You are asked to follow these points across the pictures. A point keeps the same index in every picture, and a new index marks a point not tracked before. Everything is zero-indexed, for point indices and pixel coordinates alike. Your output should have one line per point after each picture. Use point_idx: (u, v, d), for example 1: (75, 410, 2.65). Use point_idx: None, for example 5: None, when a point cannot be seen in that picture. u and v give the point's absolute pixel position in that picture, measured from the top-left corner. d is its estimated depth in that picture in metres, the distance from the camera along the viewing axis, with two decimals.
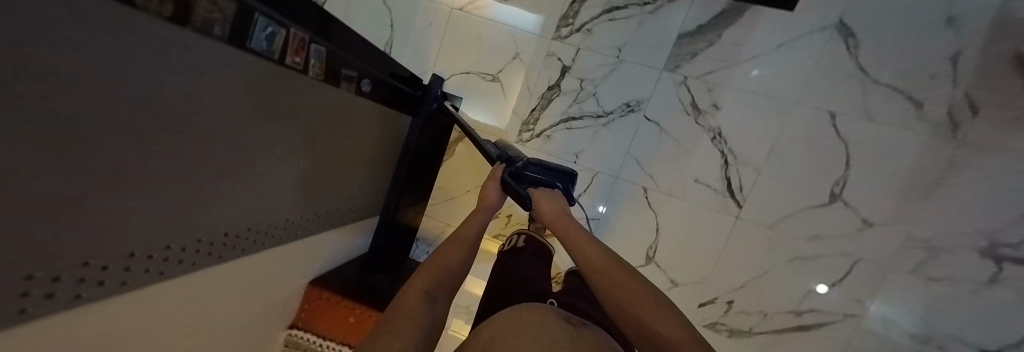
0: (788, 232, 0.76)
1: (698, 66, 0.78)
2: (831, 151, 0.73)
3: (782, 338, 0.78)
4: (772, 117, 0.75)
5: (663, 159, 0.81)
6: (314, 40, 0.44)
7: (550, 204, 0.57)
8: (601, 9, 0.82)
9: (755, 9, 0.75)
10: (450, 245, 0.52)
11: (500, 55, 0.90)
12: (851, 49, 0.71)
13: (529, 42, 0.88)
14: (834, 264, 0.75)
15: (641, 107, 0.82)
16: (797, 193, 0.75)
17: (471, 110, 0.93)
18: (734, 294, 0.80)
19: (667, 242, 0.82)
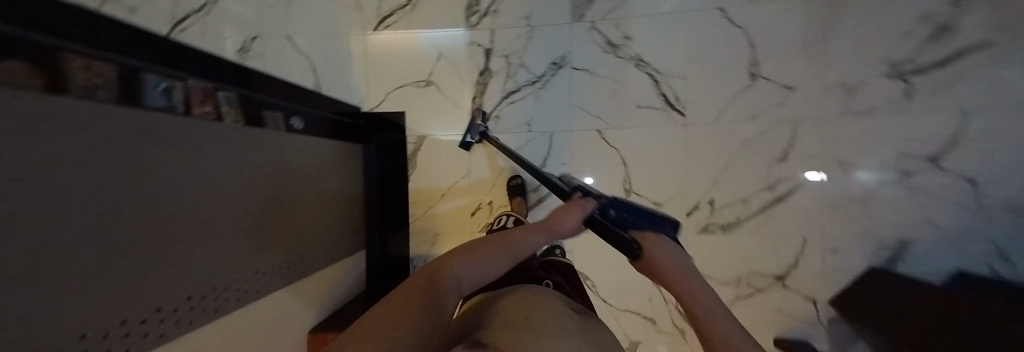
0: (733, 121, 0.83)
1: (599, 9, 0.87)
2: (732, 37, 0.82)
3: (766, 216, 0.83)
4: (678, 29, 0.83)
5: (602, 97, 0.88)
6: (218, 87, 0.47)
7: (672, 258, 0.45)
8: None
9: None
10: (462, 251, 0.45)
11: (427, 60, 0.95)
12: None
13: (448, 40, 0.94)
14: (783, 132, 0.81)
15: (565, 57, 0.89)
16: (724, 83, 0.83)
17: (416, 121, 0.97)
18: (713, 192, 0.85)
19: (636, 169, 0.88)
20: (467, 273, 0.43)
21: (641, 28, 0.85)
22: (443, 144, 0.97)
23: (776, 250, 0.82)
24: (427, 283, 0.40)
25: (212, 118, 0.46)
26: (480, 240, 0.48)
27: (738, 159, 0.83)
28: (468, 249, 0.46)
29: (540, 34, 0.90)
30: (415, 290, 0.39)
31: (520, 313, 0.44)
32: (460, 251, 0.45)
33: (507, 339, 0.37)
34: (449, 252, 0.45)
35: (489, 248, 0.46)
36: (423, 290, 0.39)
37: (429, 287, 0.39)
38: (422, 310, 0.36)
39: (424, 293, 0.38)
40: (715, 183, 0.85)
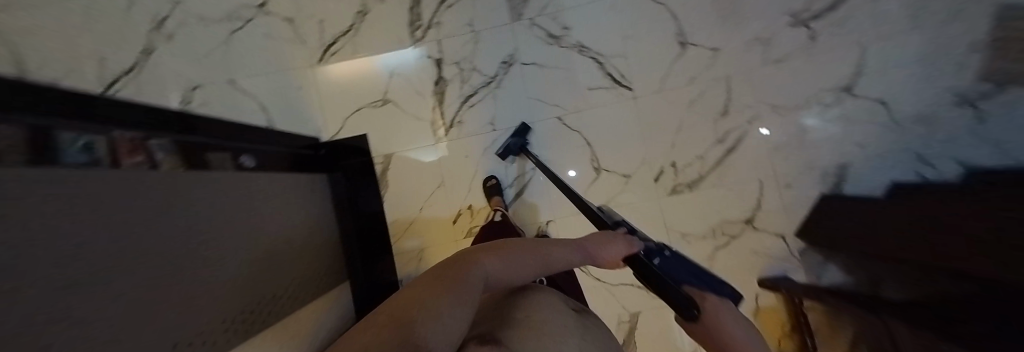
0: (723, 209, 0.99)
1: (598, 44, 1.04)
2: (731, 125, 0.99)
3: (738, 243, 0.98)
4: (682, 101, 1.01)
5: (634, 158, 1.04)
6: (146, 135, 0.52)
7: (733, 330, 0.42)
8: (512, 19, 1.06)
9: None
10: (487, 254, 0.46)
11: (495, 70, 1.08)
12: (672, 46, 1.01)
13: (488, 60, 1.08)
14: (772, 231, 0.97)
15: (613, 110, 1.05)
16: (732, 171, 0.99)
17: (461, 125, 1.11)
18: (702, 244, 1.00)
19: (632, 207, 1.03)
20: (491, 266, 0.45)
21: (680, 105, 1.02)
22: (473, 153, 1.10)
23: (749, 265, 0.98)
24: (457, 265, 0.40)
25: (149, 167, 0.48)
26: (505, 244, 0.51)
27: (733, 243, 0.99)
28: (495, 251, 0.48)
29: (600, 88, 1.05)
30: (449, 269, 0.39)
31: (529, 310, 0.45)
32: (489, 250, 0.47)
33: (521, 333, 0.37)
34: (479, 250, 0.47)
35: (515, 256, 0.49)
36: (453, 271, 0.38)
37: (460, 267, 0.40)
38: (461, 282, 0.36)
39: (459, 270, 0.39)
40: (710, 259, 0.99)
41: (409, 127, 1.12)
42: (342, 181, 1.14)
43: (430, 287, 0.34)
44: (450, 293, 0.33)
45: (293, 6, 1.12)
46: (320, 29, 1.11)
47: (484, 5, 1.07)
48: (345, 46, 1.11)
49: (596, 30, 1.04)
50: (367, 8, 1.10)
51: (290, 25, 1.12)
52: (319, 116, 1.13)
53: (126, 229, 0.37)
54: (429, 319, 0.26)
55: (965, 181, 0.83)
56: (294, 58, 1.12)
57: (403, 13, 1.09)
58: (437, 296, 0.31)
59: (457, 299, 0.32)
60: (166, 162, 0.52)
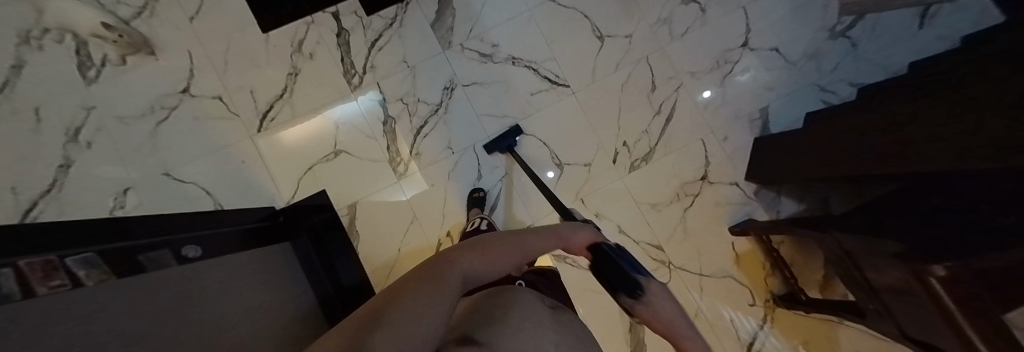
0: (680, 173, 1.06)
1: (527, 54, 1.12)
2: (663, 95, 1.08)
3: (702, 202, 1.05)
4: (615, 85, 1.10)
5: (589, 147, 1.09)
6: (61, 255, 0.48)
7: (667, 310, 0.45)
8: (442, 48, 1.11)
9: (464, 7, 1.12)
10: (468, 251, 0.37)
11: (438, 97, 1.12)
12: (591, 40, 1.11)
13: (431, 91, 1.11)
14: (725, 182, 1.05)
15: (558, 109, 1.11)
16: (675, 137, 1.07)
17: (422, 156, 1.11)
18: (673, 208, 1.05)
19: (600, 193, 1.07)
20: (472, 262, 0.36)
21: (614, 90, 1.10)
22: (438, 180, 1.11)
23: (719, 218, 1.04)
24: (427, 266, 0.31)
25: (71, 284, 0.44)
26: (484, 238, 0.43)
27: (697, 201, 1.05)
28: (473, 245, 0.40)
29: (540, 91, 1.11)
30: (419, 271, 0.30)
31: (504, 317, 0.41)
32: (467, 246, 0.39)
33: (500, 338, 0.35)
34: (453, 247, 0.38)
35: (495, 248, 0.41)
36: (430, 270, 0.30)
37: (433, 268, 0.31)
38: (436, 285, 0.28)
39: (432, 271, 0.30)
40: (682, 221, 1.04)
41: (369, 172, 1.10)
42: (307, 244, 1.07)
43: (402, 293, 0.25)
44: (424, 296, 0.25)
45: (221, 83, 1.10)
46: (253, 99, 1.09)
47: (413, 42, 1.11)
48: (282, 110, 1.10)
49: (522, 42, 1.12)
50: (299, 68, 1.10)
51: (220, 102, 1.09)
52: (270, 185, 1.08)
53: (78, 341, 0.34)
54: (410, 335, 0.19)
55: (859, 96, 0.96)
56: (232, 133, 1.09)
57: (336, 65, 1.10)
58: (412, 301, 0.24)
59: (434, 304, 0.25)
60: (94, 275, 0.48)
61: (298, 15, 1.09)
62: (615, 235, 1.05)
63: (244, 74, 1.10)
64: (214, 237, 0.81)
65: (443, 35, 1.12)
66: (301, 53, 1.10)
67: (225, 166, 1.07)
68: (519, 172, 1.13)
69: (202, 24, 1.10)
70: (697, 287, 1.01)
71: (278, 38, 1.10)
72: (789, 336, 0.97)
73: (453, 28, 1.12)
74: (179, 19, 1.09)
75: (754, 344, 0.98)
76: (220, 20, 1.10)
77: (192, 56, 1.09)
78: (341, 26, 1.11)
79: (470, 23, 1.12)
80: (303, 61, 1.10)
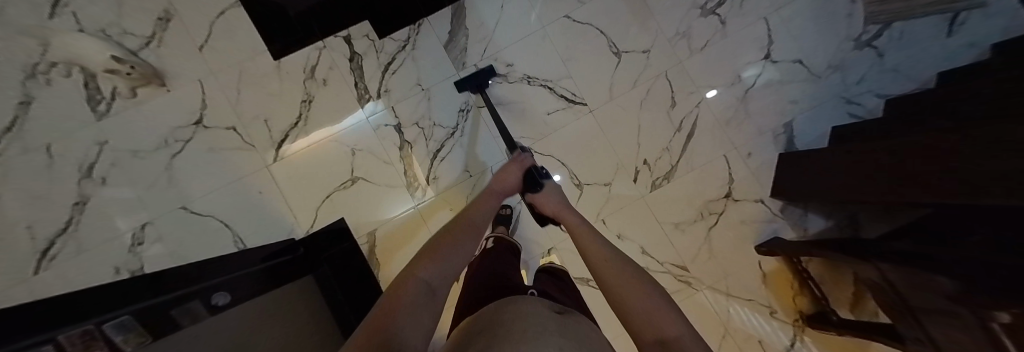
0: (701, 191, 1.05)
1: (543, 73, 1.09)
2: (683, 111, 1.06)
3: (725, 219, 1.03)
4: (633, 102, 1.08)
5: (609, 166, 1.08)
6: (101, 321, 0.47)
7: (554, 200, 0.75)
8: (456, 70, 1.09)
9: (477, 27, 1.10)
10: (419, 263, 0.42)
11: (454, 120, 1.10)
12: (609, 57, 1.08)
13: (446, 114, 1.10)
14: (749, 199, 1.04)
15: (576, 128, 1.09)
16: (697, 154, 1.05)
17: (440, 179, 1.10)
18: (697, 225, 1.04)
19: (620, 211, 1.06)
20: (430, 272, 0.41)
21: (632, 108, 1.08)
22: (449, 189, 1.09)
23: (742, 236, 1.03)
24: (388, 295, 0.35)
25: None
26: (434, 243, 0.49)
27: (721, 219, 1.04)
28: (428, 259, 0.44)
29: (557, 110, 1.09)
30: (388, 296, 0.34)
31: (497, 315, 0.42)
32: (420, 259, 0.44)
33: (474, 344, 0.29)
34: (410, 263, 0.43)
35: (449, 252, 0.47)
36: (393, 295, 0.34)
37: (400, 288, 0.36)
38: (403, 303, 0.32)
39: (402, 290, 0.36)
40: (706, 240, 1.03)
41: (385, 198, 1.09)
42: (329, 276, 1.05)
43: (380, 313, 0.29)
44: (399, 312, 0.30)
45: (234, 113, 1.08)
46: (267, 129, 1.08)
47: (426, 64, 1.09)
48: (297, 138, 1.08)
49: (537, 61, 1.09)
50: (312, 95, 1.08)
51: (235, 132, 1.07)
52: (288, 216, 1.07)
53: None
54: (397, 338, 0.24)
55: (886, 111, 0.94)
56: (247, 164, 1.07)
57: (349, 90, 1.08)
58: (386, 317, 0.28)
59: (408, 313, 0.30)
60: (130, 338, 0.47)
61: (309, 41, 1.07)
62: (639, 256, 1.04)
63: (258, 103, 1.08)
64: (238, 279, 0.81)
65: (456, 56, 1.10)
66: (314, 79, 1.08)
67: (242, 197, 1.06)
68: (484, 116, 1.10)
69: (212, 53, 1.08)
70: (726, 308, 1.00)
71: (289, 65, 1.08)
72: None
73: (467, 48, 1.09)
74: (188, 49, 1.07)
75: None
76: (230, 49, 1.08)
77: (204, 86, 1.07)
78: (353, 51, 1.08)
79: (484, 43, 1.10)
80: (316, 87, 1.08)
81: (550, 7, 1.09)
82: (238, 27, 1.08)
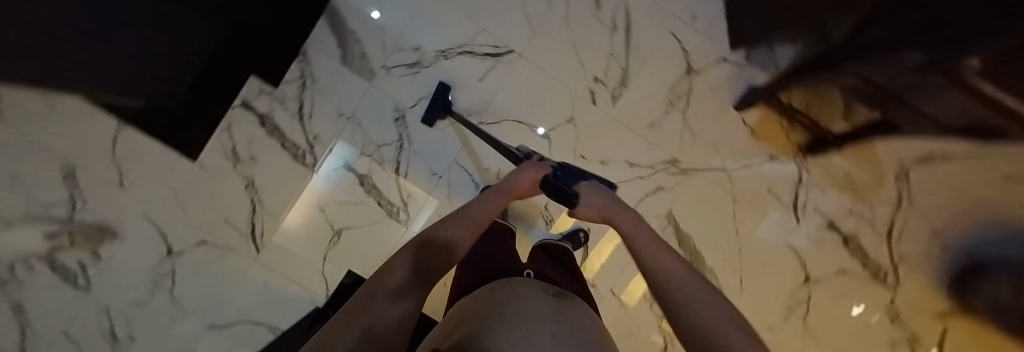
0: (664, 78, 0.98)
1: (453, 40, 0.99)
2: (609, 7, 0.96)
3: (697, 96, 0.98)
4: (557, 22, 0.98)
5: (563, 102, 1.01)
6: None
7: (598, 202, 0.59)
8: (368, 80, 0.99)
9: (363, 26, 0.97)
10: (403, 263, 0.39)
11: (394, 133, 1.02)
12: None
13: (383, 129, 1.01)
14: (710, 63, 0.97)
15: (515, 79, 1.00)
16: (643, 43, 0.97)
17: (411, 193, 1.05)
18: (673, 115, 0.99)
19: (594, 139, 1.02)
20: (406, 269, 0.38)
21: (559, 30, 0.98)
22: (414, 193, 1.05)
23: (719, 103, 0.98)
24: (362, 298, 0.32)
25: None
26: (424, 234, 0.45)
27: (693, 98, 0.98)
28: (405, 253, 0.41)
29: (486, 73, 1.00)
30: (359, 301, 0.32)
31: (478, 305, 0.42)
32: (407, 254, 0.40)
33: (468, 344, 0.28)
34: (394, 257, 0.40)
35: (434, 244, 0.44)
36: (367, 298, 0.32)
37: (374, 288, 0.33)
38: (372, 309, 0.29)
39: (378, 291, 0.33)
40: (686, 124, 0.99)
41: (374, 235, 1.07)
42: None
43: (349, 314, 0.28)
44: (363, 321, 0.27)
45: (195, 228, 1.04)
46: (233, 228, 1.04)
47: (335, 90, 0.99)
48: (265, 222, 1.05)
49: (441, 31, 0.98)
50: (250, 176, 1.02)
51: (209, 245, 1.05)
52: (301, 291, 1.08)
53: None
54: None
55: None
56: (239, 266, 1.06)
57: (281, 154, 1.02)
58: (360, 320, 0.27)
59: (376, 319, 0.28)
60: None
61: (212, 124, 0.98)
62: (629, 171, 1.03)
63: (208, 208, 1.03)
64: None
65: (360, 68, 0.99)
66: (242, 160, 1.02)
67: (253, 296, 1.06)
68: (415, 108, 1.01)
69: (138, 186, 1.02)
70: (726, 177, 1.01)
71: (211, 158, 1.01)
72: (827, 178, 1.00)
73: (365, 52, 0.98)
74: (113, 191, 1.01)
75: (798, 201, 1.01)
76: (157, 172, 1.03)
77: (154, 219, 1.03)
78: (259, 114, 1.00)
79: (380, 39, 0.98)
80: (249, 167, 1.02)
81: None
82: (147, 148, 1.02)
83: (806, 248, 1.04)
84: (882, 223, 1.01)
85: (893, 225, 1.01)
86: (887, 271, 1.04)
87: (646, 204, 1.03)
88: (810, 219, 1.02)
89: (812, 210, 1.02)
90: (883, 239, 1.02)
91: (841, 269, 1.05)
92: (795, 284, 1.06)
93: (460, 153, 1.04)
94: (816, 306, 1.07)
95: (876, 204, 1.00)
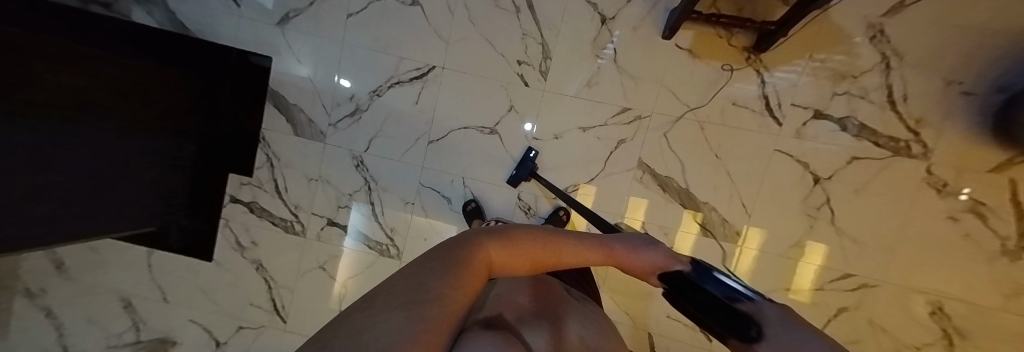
0: (582, 36, 0.97)
1: (380, 77, 1.05)
2: None
3: (620, 40, 0.95)
4: (464, 23, 1.00)
5: (497, 94, 1.03)
6: None
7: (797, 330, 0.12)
8: (322, 140, 1.08)
9: (299, 97, 1.07)
10: (499, 247, 0.31)
11: (360, 178, 1.09)
12: (411, 9, 1.01)
13: (349, 179, 1.09)
14: (623, 5, 0.94)
15: (446, 91, 1.04)
16: (550, 10, 0.97)
17: (393, 222, 1.10)
18: (604, 67, 0.97)
19: (539, 118, 1.02)
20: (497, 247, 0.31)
21: (469, 32, 1.01)
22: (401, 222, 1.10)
23: (645, 38, 0.94)
24: (451, 253, 0.28)
25: None
26: (534, 230, 0.35)
27: (618, 44, 0.95)
28: (514, 229, 0.34)
29: (418, 95, 1.05)
30: (449, 256, 0.27)
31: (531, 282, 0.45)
32: (506, 236, 0.33)
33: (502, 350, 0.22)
34: (493, 229, 0.34)
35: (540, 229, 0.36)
36: (456, 257, 0.27)
37: (466, 257, 0.27)
38: (455, 279, 0.24)
39: (472, 261, 0.27)
40: (621, 71, 0.96)
41: (376, 278, 1.12)
42: None
43: (437, 275, 0.23)
44: (438, 286, 0.22)
45: (229, 318, 1.16)
46: (259, 308, 1.15)
47: (298, 160, 1.09)
48: (281, 295, 1.14)
49: (366, 73, 1.05)
50: (258, 259, 1.14)
51: (246, 328, 1.16)
52: None
53: None
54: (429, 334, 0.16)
55: None
56: (273, 342, 1.15)
57: (275, 230, 1.12)
58: (456, 288, 0.23)
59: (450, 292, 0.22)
60: None
61: (215, 224, 1.12)
62: (584, 136, 1.01)
63: (235, 296, 1.15)
64: None
65: (311, 132, 1.08)
66: (246, 248, 1.14)
67: None
68: (371, 150, 1.08)
69: (176, 295, 1.16)
70: (685, 108, 0.95)
71: (224, 253, 1.14)
72: (795, 68, 0.91)
73: (311, 118, 1.07)
74: (158, 306, 1.16)
75: (772, 103, 0.93)
76: (186, 280, 1.16)
77: (196, 321, 1.17)
78: (246, 202, 1.12)
79: (319, 101, 1.07)
80: (254, 251, 1.14)
81: (332, 21, 1.03)
82: (170, 260, 1.15)
83: (803, 148, 0.94)
84: (879, 94, 0.90)
85: (892, 92, 0.89)
86: (908, 142, 0.91)
87: (614, 162, 1.00)
88: (795, 118, 0.93)
89: (792, 107, 0.93)
90: (888, 110, 0.90)
91: (853, 158, 0.93)
92: (806, 190, 0.96)
93: (425, 176, 1.08)
94: (840, 206, 0.96)
95: (864, 76, 0.89)
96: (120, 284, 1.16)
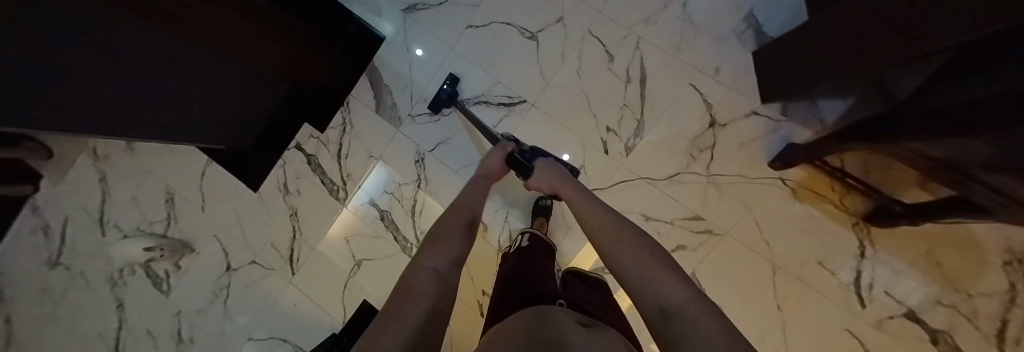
0: (684, 131, 0.93)
1: (472, 90, 1.06)
2: (624, 59, 0.96)
3: (722, 150, 0.90)
4: (571, 73, 0.99)
5: (574, 150, 1.00)
6: None
7: (547, 173, 0.59)
8: (399, 125, 1.10)
9: (393, 81, 1.11)
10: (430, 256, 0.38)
11: (414, 173, 1.10)
12: (527, 41, 1.01)
13: (404, 171, 1.10)
14: (737, 118, 0.90)
15: (526, 126, 1.03)
16: (662, 95, 0.94)
17: (428, 225, 1.10)
18: (692, 168, 0.92)
19: (610, 190, 0.98)
20: (438, 261, 0.38)
21: (571, 83, 1.00)
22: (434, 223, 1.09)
23: (749, 159, 0.89)
24: (397, 290, 0.32)
25: None
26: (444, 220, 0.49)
27: (716, 152, 0.91)
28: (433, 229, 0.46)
29: (500, 120, 1.04)
30: (395, 290, 0.32)
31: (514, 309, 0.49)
32: (421, 252, 0.39)
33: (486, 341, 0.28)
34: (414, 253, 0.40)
35: (454, 210, 0.52)
36: (402, 289, 0.32)
37: (409, 281, 0.33)
38: (405, 298, 0.29)
39: (421, 281, 0.33)
40: (710, 179, 0.91)
41: (391, 272, 1.11)
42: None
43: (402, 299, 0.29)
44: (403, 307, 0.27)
45: (247, 247, 1.20)
46: (276, 251, 1.18)
47: (370, 136, 1.12)
48: (301, 248, 1.17)
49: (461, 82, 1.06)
50: (295, 207, 1.18)
51: (257, 264, 1.19)
52: (322, 314, 1.14)
53: None
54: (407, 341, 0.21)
55: None
56: (275, 286, 1.18)
57: (321, 188, 1.16)
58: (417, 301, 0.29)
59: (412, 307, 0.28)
60: None
61: (273, 161, 1.18)
62: (644, 224, 0.95)
63: (260, 231, 1.20)
64: None
65: (393, 117, 1.11)
66: (290, 193, 1.18)
67: (285, 315, 1.16)
68: (437, 152, 1.09)
69: (213, 208, 1.22)
70: (763, 244, 0.88)
71: (268, 190, 1.19)
72: (897, 254, 0.82)
73: (395, 102, 1.11)
74: (194, 212, 1.23)
75: (862, 279, 0.84)
76: (227, 199, 1.22)
77: (220, 238, 1.22)
78: (308, 154, 1.17)
79: (410, 90, 1.10)
80: (294, 199, 1.18)
81: (452, 25, 1.06)
82: (222, 176, 1.22)
83: (877, 339, 0.83)
84: (990, 323, 0.78)
85: (1006, 327, 0.77)
86: None
87: None
88: (880, 305, 0.83)
89: (881, 293, 0.83)
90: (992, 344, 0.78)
91: None
92: None
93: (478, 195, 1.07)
94: None
95: (979, 298, 0.78)
96: (173, 178, 1.24)
